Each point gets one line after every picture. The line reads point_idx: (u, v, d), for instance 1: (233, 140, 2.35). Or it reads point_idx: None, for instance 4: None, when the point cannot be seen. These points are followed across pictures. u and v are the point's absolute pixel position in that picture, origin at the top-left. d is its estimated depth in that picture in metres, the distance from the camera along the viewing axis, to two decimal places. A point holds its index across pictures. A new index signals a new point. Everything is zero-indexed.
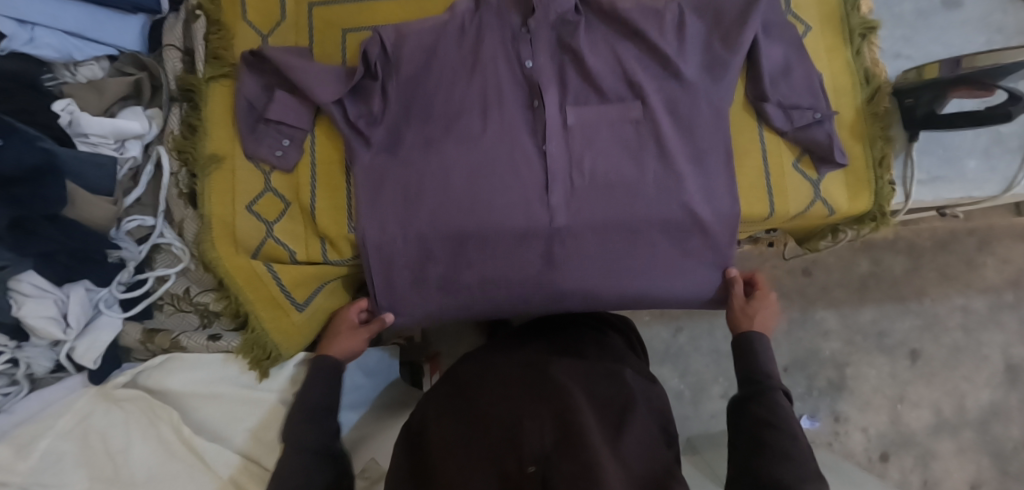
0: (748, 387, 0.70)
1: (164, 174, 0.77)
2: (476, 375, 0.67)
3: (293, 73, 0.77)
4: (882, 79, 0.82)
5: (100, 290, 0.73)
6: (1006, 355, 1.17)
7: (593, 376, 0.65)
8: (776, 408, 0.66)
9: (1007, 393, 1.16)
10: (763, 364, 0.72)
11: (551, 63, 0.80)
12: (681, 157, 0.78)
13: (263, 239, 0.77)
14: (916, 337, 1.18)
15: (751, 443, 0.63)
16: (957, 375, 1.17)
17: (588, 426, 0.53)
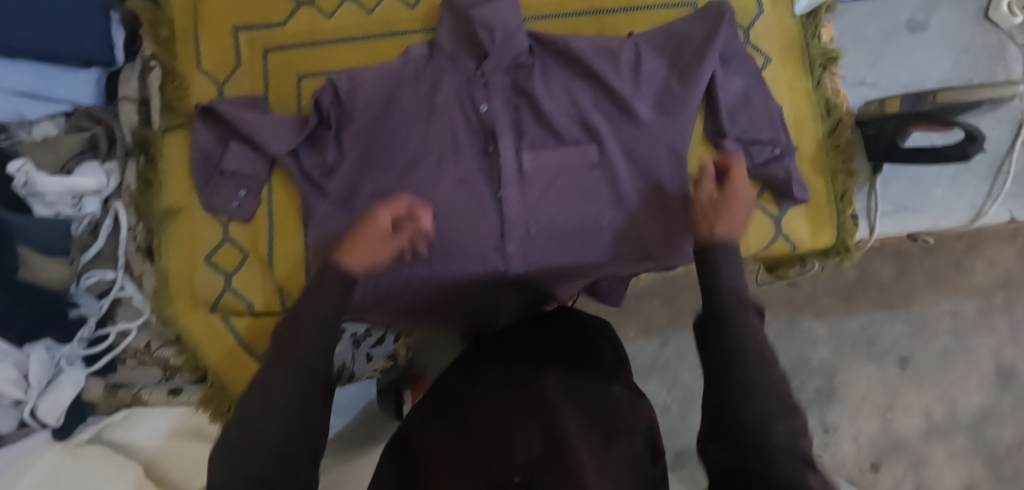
0: (708, 304, 0.49)
1: (121, 229, 0.78)
2: (464, 381, 0.60)
3: (246, 124, 0.76)
4: (844, 109, 0.80)
5: (62, 347, 0.74)
6: (998, 358, 1.03)
7: (589, 380, 0.56)
8: (739, 339, 0.45)
9: (999, 396, 1.03)
10: (727, 280, 0.49)
11: (504, 104, 0.79)
12: (637, 201, 0.79)
13: (223, 290, 0.77)
14: (905, 343, 1.05)
15: (722, 388, 0.44)
16: (947, 381, 1.04)
17: (580, 439, 0.45)
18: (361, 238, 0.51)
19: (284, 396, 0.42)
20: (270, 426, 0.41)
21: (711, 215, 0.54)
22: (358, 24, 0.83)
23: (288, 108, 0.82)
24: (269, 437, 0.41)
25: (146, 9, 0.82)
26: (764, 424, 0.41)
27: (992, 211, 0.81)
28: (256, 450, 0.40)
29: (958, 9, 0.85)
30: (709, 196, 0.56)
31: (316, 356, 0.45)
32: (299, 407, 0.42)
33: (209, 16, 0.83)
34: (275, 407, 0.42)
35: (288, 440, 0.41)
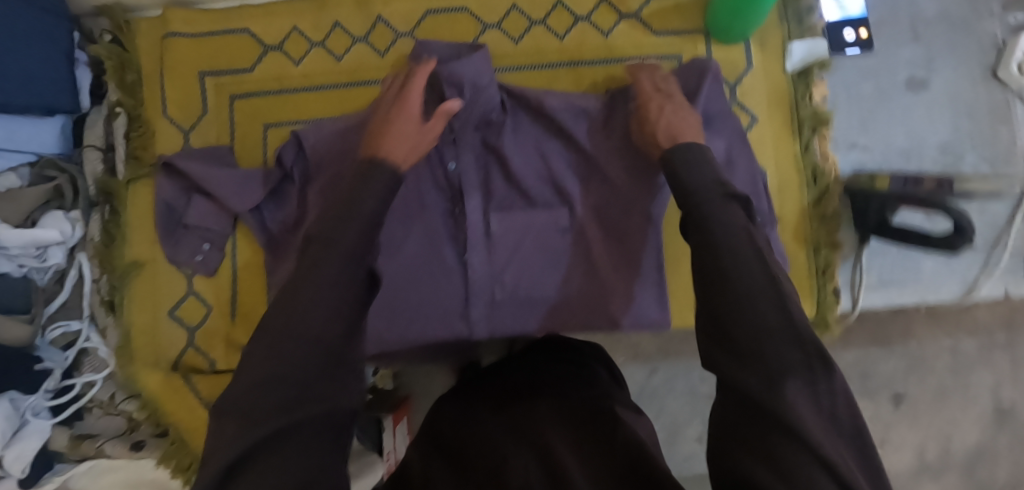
0: (695, 230, 0.47)
1: (84, 282, 0.78)
2: (465, 418, 0.53)
3: (207, 181, 0.75)
4: (831, 177, 0.76)
5: (29, 398, 0.73)
6: (995, 399, 0.93)
7: (577, 397, 0.53)
8: (715, 216, 0.46)
9: (996, 434, 0.93)
10: (698, 176, 0.52)
11: (473, 162, 0.76)
12: (607, 264, 0.76)
13: (185, 347, 0.77)
14: (900, 380, 0.94)
15: (712, 290, 0.43)
16: (941, 418, 0.94)
17: (577, 465, 0.41)
18: (394, 104, 0.64)
19: (322, 319, 0.39)
20: (288, 357, 0.37)
21: (671, 113, 0.65)
22: (327, 72, 0.80)
23: (253, 159, 0.80)
24: (291, 347, 0.38)
25: (114, 54, 0.81)
26: (744, 302, 0.41)
27: (986, 286, 0.77)
28: (269, 405, 0.36)
29: (962, 65, 0.80)
30: (655, 101, 0.68)
31: (336, 255, 0.41)
32: (320, 339, 0.38)
33: (174, 60, 0.81)
34: (295, 339, 0.38)
35: (319, 379, 0.38)
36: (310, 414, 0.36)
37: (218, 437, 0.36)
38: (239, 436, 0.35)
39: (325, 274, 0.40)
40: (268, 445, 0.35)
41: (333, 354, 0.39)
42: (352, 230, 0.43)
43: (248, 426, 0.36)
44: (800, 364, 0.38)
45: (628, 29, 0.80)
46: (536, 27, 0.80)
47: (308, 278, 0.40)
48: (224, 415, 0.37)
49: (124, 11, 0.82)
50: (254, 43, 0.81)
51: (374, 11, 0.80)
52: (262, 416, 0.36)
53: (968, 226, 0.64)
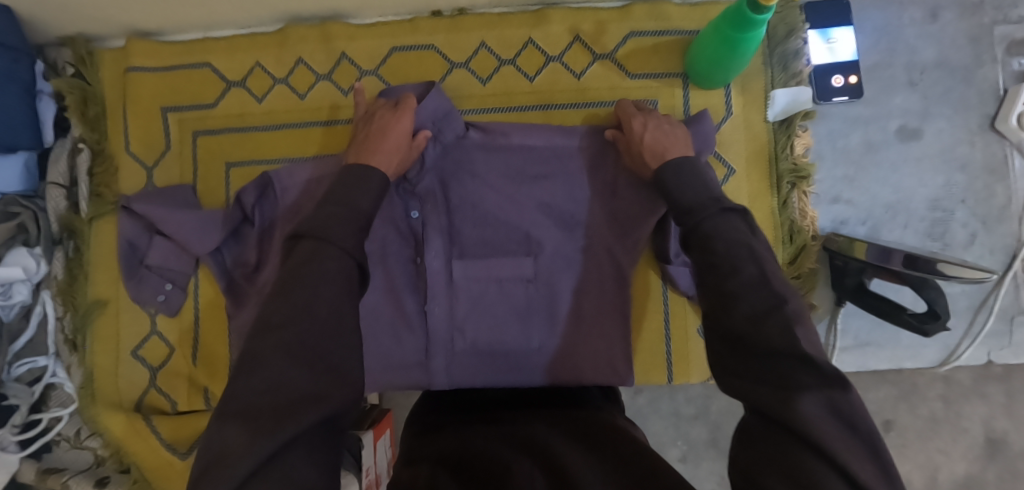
0: (705, 250, 0.44)
1: (48, 320, 0.78)
2: (461, 442, 0.55)
3: (166, 224, 0.73)
4: (809, 235, 0.73)
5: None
6: (987, 429, 0.78)
7: (583, 430, 0.56)
8: (727, 233, 0.44)
9: (985, 467, 0.78)
10: (694, 187, 0.50)
11: (435, 209, 0.73)
12: (565, 320, 0.74)
13: (146, 387, 0.78)
14: (892, 405, 0.79)
15: (727, 314, 0.40)
16: (931, 446, 0.79)
17: (579, 464, 0.47)
18: (376, 124, 0.67)
19: (323, 314, 0.43)
20: (286, 359, 0.41)
21: (655, 134, 0.65)
22: (291, 109, 0.79)
23: (216, 198, 0.79)
24: (294, 345, 0.41)
25: (77, 87, 0.79)
26: (759, 325, 0.38)
27: (966, 355, 0.74)
28: (273, 411, 0.38)
29: (958, 115, 0.75)
30: (656, 118, 0.68)
31: (331, 257, 0.45)
32: (316, 339, 0.42)
33: (137, 95, 0.80)
34: (300, 338, 0.41)
35: (317, 385, 0.40)
36: (314, 411, 0.39)
37: (228, 438, 0.38)
38: (253, 441, 0.37)
39: (316, 274, 0.44)
40: (275, 455, 0.37)
41: (328, 344, 0.42)
42: (344, 230, 0.48)
43: (260, 434, 0.37)
44: (818, 385, 0.35)
45: (602, 70, 0.76)
46: (506, 66, 0.77)
47: (302, 274, 0.44)
48: (230, 422, 0.39)
49: (88, 41, 0.81)
50: (217, 78, 0.79)
51: (338, 47, 0.78)
52: (269, 425, 0.38)
53: (941, 313, 0.63)
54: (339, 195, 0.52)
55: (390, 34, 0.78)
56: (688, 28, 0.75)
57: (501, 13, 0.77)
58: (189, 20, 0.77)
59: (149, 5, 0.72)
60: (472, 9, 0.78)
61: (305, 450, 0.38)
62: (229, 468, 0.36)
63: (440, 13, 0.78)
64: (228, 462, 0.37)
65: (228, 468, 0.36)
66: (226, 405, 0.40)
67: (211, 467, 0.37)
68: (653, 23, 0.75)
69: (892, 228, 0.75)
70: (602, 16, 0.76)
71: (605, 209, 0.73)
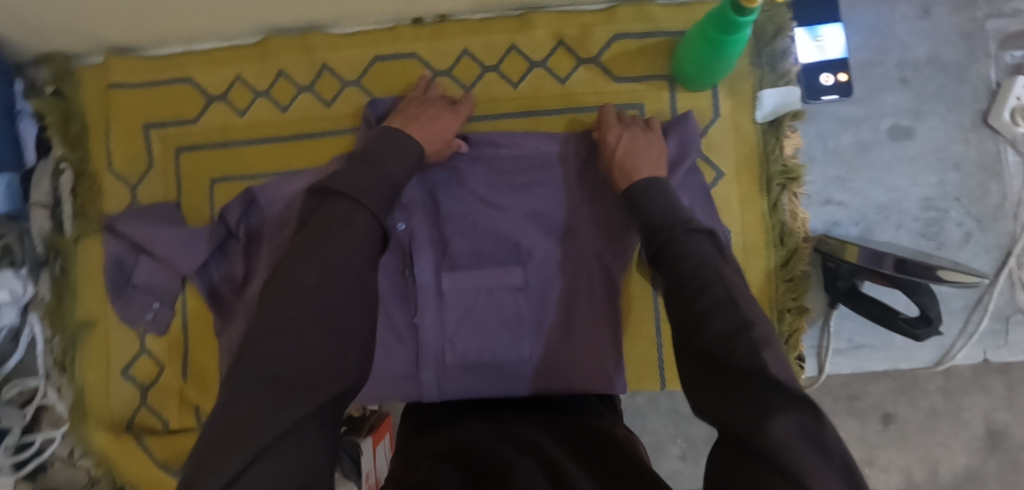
0: (671, 269, 0.46)
1: (37, 342, 0.78)
2: (461, 437, 0.55)
3: (151, 244, 0.73)
4: (801, 238, 0.72)
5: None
6: (988, 421, 0.77)
7: (579, 437, 0.55)
8: (694, 252, 0.46)
9: (986, 459, 0.77)
10: (659, 214, 0.53)
11: (423, 223, 0.73)
12: (556, 330, 0.73)
13: (138, 406, 0.78)
14: (891, 399, 0.78)
15: (698, 330, 0.41)
16: (932, 440, 0.78)
17: (573, 469, 0.46)
18: (424, 110, 0.69)
19: (348, 279, 0.43)
20: (313, 326, 0.40)
21: (628, 148, 0.65)
22: (274, 123, 0.78)
23: (201, 215, 0.78)
24: (320, 313, 0.41)
25: (57, 106, 0.78)
26: (727, 342, 0.39)
27: (962, 354, 0.75)
28: (300, 379, 0.38)
29: (951, 112, 0.74)
30: (638, 131, 0.68)
31: (360, 218, 0.46)
32: (343, 306, 0.42)
33: (118, 112, 0.79)
34: (327, 303, 0.41)
35: (338, 358, 0.40)
36: (333, 385, 0.39)
37: (246, 404, 0.36)
38: (278, 409, 0.35)
39: (343, 238, 0.44)
40: (295, 428, 0.35)
41: (349, 316, 0.42)
42: (375, 192, 0.49)
43: (285, 403, 0.36)
44: (787, 404, 0.35)
45: (588, 74, 0.75)
46: (490, 73, 0.76)
47: (333, 234, 0.44)
48: (246, 390, 0.37)
49: (67, 58, 0.79)
50: (198, 93, 0.78)
51: (319, 57, 0.77)
52: (292, 393, 0.37)
53: (936, 317, 0.62)
54: (373, 157, 0.53)
55: (372, 43, 0.77)
56: (674, 30, 0.74)
57: (483, 19, 0.76)
58: (168, 35, 0.75)
59: (126, 21, 0.71)
60: (454, 15, 0.76)
61: (320, 424, 0.37)
62: (247, 437, 0.34)
63: (422, 20, 0.77)
64: (249, 431, 0.34)
65: (245, 435, 0.34)
66: (243, 369, 0.37)
67: (225, 436, 0.34)
68: (638, 25, 0.74)
69: (885, 229, 0.74)
70: (586, 20, 0.75)
71: (595, 217, 0.73)
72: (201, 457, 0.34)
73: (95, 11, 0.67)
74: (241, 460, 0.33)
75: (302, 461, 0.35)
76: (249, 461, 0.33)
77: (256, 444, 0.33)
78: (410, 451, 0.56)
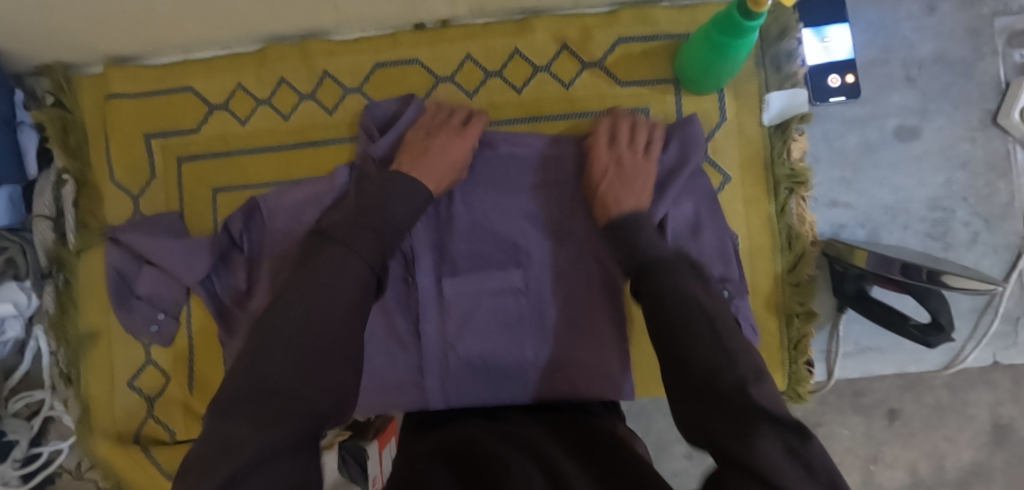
0: (655, 309, 0.46)
1: (42, 355, 0.78)
2: (462, 436, 0.56)
3: (153, 254, 0.72)
4: (808, 241, 0.72)
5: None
6: (994, 415, 0.77)
7: (579, 438, 0.56)
8: (676, 287, 0.46)
9: (992, 453, 0.77)
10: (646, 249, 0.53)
11: (425, 228, 0.72)
12: (561, 336, 0.71)
13: (144, 418, 0.77)
14: (897, 394, 0.78)
15: (685, 374, 0.42)
16: (937, 434, 0.78)
17: (572, 469, 0.46)
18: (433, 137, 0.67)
19: (335, 323, 0.44)
20: (292, 356, 0.41)
21: (615, 179, 0.64)
22: (275, 132, 0.77)
23: (204, 225, 0.78)
24: (302, 350, 0.42)
25: (57, 117, 0.78)
26: (715, 377, 0.40)
27: (971, 357, 0.75)
28: (279, 407, 0.39)
29: (958, 111, 0.73)
30: (626, 153, 0.67)
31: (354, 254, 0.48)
32: (325, 343, 0.43)
33: (118, 122, 0.78)
34: (312, 342, 0.42)
35: (318, 394, 0.40)
36: (310, 418, 0.39)
37: (229, 430, 0.37)
38: (257, 434, 0.36)
39: (334, 285, 0.45)
40: (272, 455, 0.36)
41: (333, 355, 0.43)
42: (368, 237, 0.50)
43: (264, 428, 0.37)
44: (774, 426, 0.35)
45: (591, 78, 0.75)
46: (493, 78, 0.76)
47: (325, 268, 0.46)
48: (232, 415, 0.38)
49: (65, 69, 0.79)
50: (199, 102, 0.78)
51: (319, 65, 0.76)
52: (272, 420, 0.37)
53: (946, 325, 0.62)
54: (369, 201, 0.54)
55: (372, 50, 0.76)
56: (677, 32, 0.73)
57: (484, 24, 0.75)
58: (166, 44, 0.75)
59: (123, 30, 0.70)
60: (454, 20, 0.76)
61: (297, 456, 0.38)
62: (225, 462, 0.35)
63: (422, 25, 0.76)
64: (229, 455, 0.35)
65: (223, 460, 0.35)
66: (229, 397, 0.39)
67: (208, 461, 0.35)
68: (641, 28, 0.73)
69: (892, 230, 0.73)
70: (587, 23, 0.74)
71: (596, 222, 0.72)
72: (185, 481, 0.35)
73: (92, 20, 0.66)
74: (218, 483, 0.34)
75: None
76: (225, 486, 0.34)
77: (232, 468, 0.34)
78: (409, 450, 0.56)
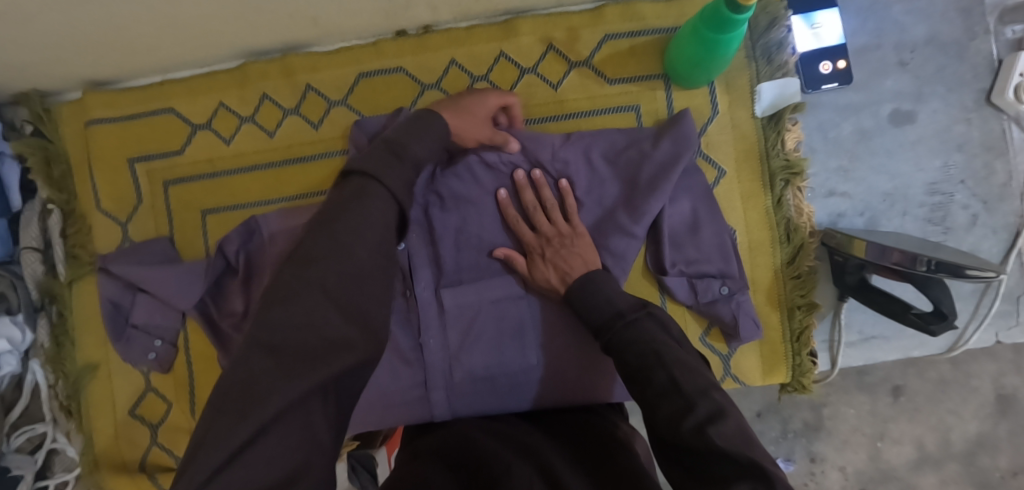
0: (621, 362, 0.48)
1: (40, 388, 0.77)
2: (463, 437, 0.59)
3: (148, 283, 0.71)
4: (807, 233, 0.71)
5: None
6: (997, 386, 0.78)
7: (583, 442, 0.56)
8: (635, 342, 0.47)
9: (997, 424, 0.78)
10: (604, 307, 0.53)
11: (419, 240, 0.71)
12: (565, 341, 0.71)
13: (148, 445, 0.77)
14: (900, 371, 0.79)
15: (653, 416, 0.43)
16: (942, 409, 0.78)
17: (567, 474, 0.47)
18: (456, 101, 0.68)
19: (362, 254, 0.38)
20: (324, 303, 0.35)
21: (556, 258, 0.64)
22: (261, 150, 0.76)
23: (195, 249, 0.77)
24: (330, 285, 0.35)
25: (38, 147, 0.77)
26: (677, 425, 0.41)
27: (974, 340, 0.75)
28: (306, 352, 0.33)
29: (953, 92, 0.72)
30: (547, 225, 0.67)
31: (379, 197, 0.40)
32: (357, 273, 0.37)
33: (101, 149, 0.77)
34: (342, 274, 0.36)
35: (348, 328, 0.35)
36: (346, 357, 0.34)
37: (251, 370, 0.32)
38: (284, 379, 0.32)
39: (366, 222, 0.39)
40: (301, 400, 0.32)
41: (364, 288, 0.37)
42: (399, 172, 0.44)
43: (292, 373, 0.32)
44: (743, 475, 0.36)
45: (579, 78, 0.73)
46: (479, 84, 0.74)
47: (349, 208, 0.39)
48: (250, 352, 0.32)
49: (42, 96, 0.77)
50: (182, 123, 0.76)
51: (302, 79, 0.75)
52: (304, 365, 0.33)
53: (949, 312, 0.61)
54: (398, 138, 0.47)
55: (355, 61, 0.74)
56: (664, 26, 0.72)
57: (468, 27, 0.74)
58: (143, 66, 0.73)
59: (97, 55, 0.68)
60: (437, 26, 0.74)
61: (326, 398, 0.34)
62: (251, 406, 0.31)
63: (404, 33, 0.74)
64: (254, 399, 0.31)
65: (249, 404, 0.31)
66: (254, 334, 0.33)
67: (233, 404, 0.31)
68: (628, 24, 0.72)
69: (891, 216, 0.73)
70: (573, 21, 0.73)
71: (592, 221, 0.69)
72: (202, 421, 0.31)
73: (61, 46, 0.64)
74: (249, 429, 0.30)
75: (300, 438, 0.33)
76: (253, 432, 0.30)
77: (261, 414, 0.30)
78: (416, 448, 0.59)
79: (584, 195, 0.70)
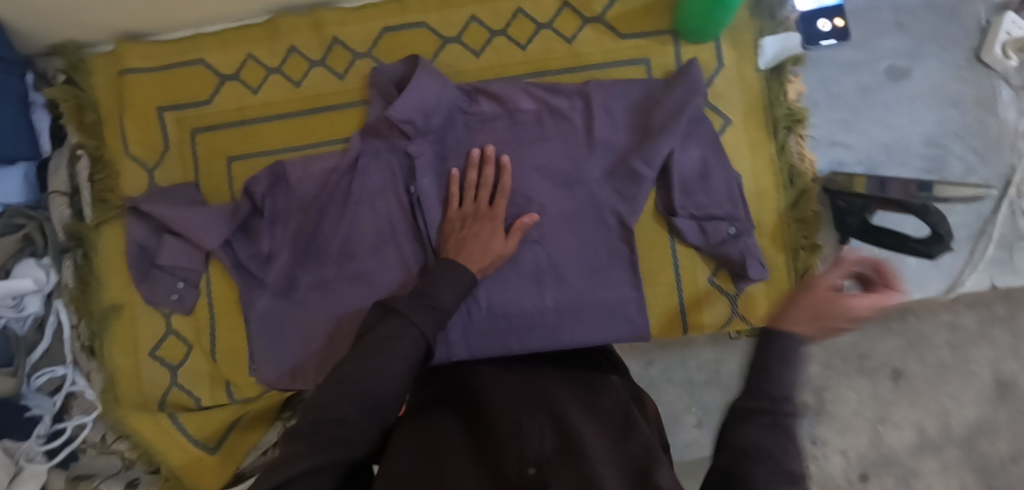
0: None
1: (63, 329, 0.79)
2: (477, 384, 0.56)
3: (174, 221, 0.73)
4: (808, 178, 0.75)
5: (21, 444, 0.74)
6: (996, 371, 0.81)
7: (603, 390, 0.52)
8: None
9: (995, 409, 0.81)
10: None
11: (427, 172, 0.72)
12: (580, 277, 0.73)
13: (168, 386, 0.78)
14: (900, 355, 0.82)
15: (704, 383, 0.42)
16: (941, 392, 0.81)
17: (581, 421, 0.44)
18: (469, 234, 0.65)
19: (388, 379, 0.45)
20: (343, 394, 0.43)
21: None
22: (287, 99, 0.79)
23: (221, 194, 0.79)
24: (357, 395, 0.43)
25: (70, 95, 0.79)
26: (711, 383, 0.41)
27: (970, 281, 0.77)
28: (335, 440, 0.40)
29: (946, 52, 0.77)
30: None
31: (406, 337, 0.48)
32: (378, 389, 0.44)
33: (132, 96, 0.79)
34: (364, 387, 0.44)
35: (365, 426, 0.42)
36: (354, 444, 0.40)
37: (288, 452, 0.39)
38: (310, 451, 0.38)
39: (392, 359, 0.46)
40: (311, 471, 0.37)
41: (379, 397, 0.44)
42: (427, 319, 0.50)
43: (315, 447, 0.38)
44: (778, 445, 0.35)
45: (593, 33, 0.77)
46: (498, 37, 0.78)
47: (381, 344, 0.47)
48: (294, 440, 0.40)
49: (77, 48, 0.80)
50: (210, 73, 0.79)
51: (330, 32, 0.78)
52: (326, 443, 0.39)
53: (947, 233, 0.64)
54: (429, 290, 0.54)
55: (381, 16, 0.78)
56: None
57: None
58: (179, 18, 0.76)
59: (140, 6, 0.72)
60: None
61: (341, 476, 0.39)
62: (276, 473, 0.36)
63: None
64: (278, 468, 0.37)
65: (273, 472, 0.37)
66: (297, 426, 0.41)
67: (267, 471, 0.38)
68: None
69: (889, 166, 0.77)
70: None
71: (604, 166, 0.72)
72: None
73: None
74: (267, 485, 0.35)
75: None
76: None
77: (283, 474, 0.36)
78: (417, 401, 0.56)
79: (602, 137, 0.72)
